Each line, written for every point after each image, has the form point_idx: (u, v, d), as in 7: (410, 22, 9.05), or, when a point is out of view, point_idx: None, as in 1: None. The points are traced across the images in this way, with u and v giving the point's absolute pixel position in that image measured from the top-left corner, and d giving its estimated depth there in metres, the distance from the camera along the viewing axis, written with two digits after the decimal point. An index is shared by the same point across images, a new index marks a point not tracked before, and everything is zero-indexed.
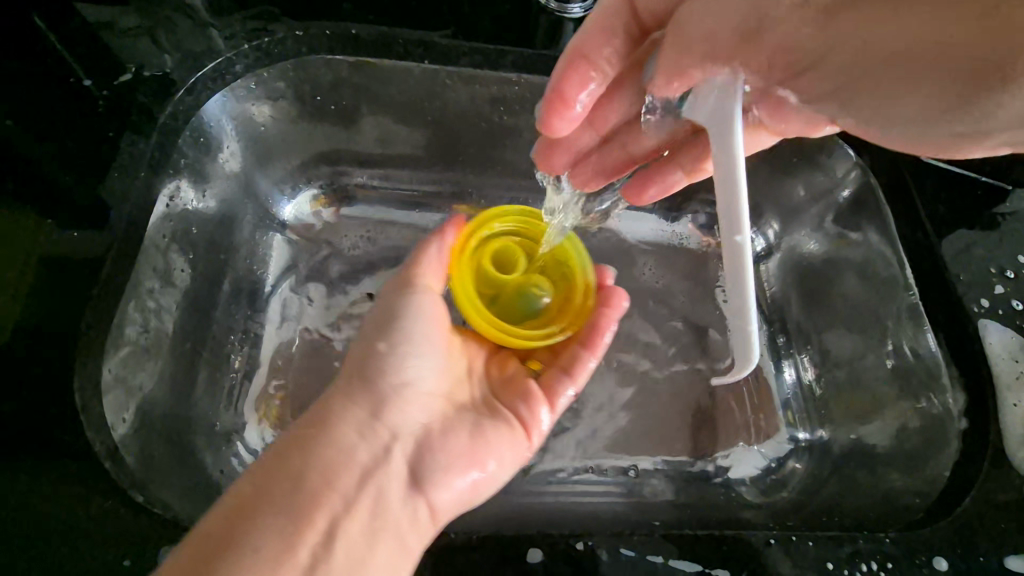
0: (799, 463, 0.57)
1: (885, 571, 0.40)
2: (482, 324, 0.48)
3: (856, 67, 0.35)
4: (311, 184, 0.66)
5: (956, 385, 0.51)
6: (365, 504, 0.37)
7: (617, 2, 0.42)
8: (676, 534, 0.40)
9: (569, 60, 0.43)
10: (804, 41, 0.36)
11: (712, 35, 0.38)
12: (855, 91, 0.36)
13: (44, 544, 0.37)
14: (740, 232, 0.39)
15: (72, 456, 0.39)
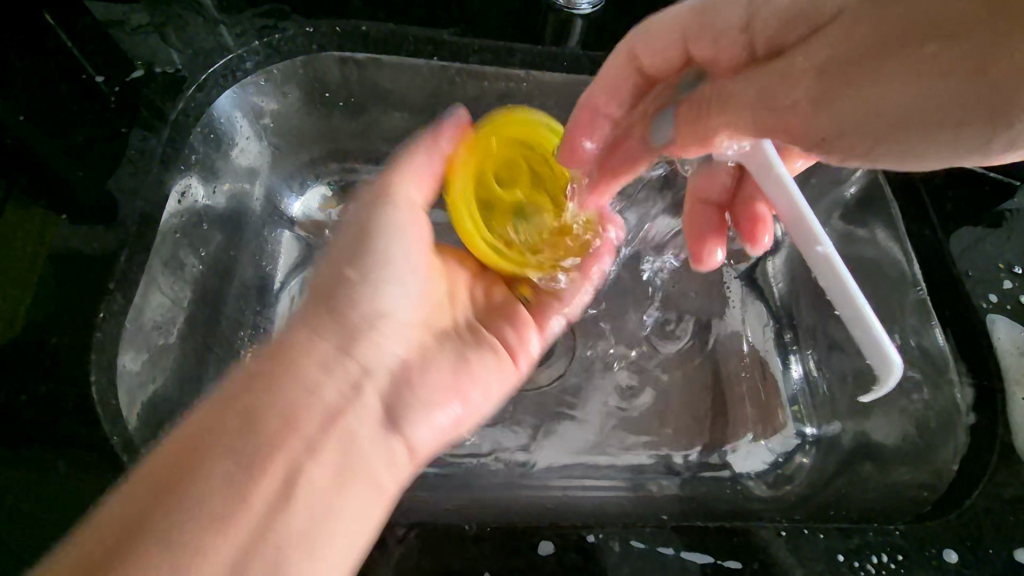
0: (806, 458, 0.57)
1: (894, 563, 0.40)
2: (466, 222, 0.45)
3: (900, 112, 0.34)
4: (320, 180, 0.66)
5: (964, 380, 0.51)
6: (332, 448, 0.35)
7: (624, 61, 0.45)
8: (686, 526, 0.40)
9: (582, 109, 0.47)
10: (842, 116, 0.35)
11: (728, 100, 0.37)
12: (913, 136, 0.35)
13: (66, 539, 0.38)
14: (820, 241, 0.36)
15: (86, 448, 0.39)
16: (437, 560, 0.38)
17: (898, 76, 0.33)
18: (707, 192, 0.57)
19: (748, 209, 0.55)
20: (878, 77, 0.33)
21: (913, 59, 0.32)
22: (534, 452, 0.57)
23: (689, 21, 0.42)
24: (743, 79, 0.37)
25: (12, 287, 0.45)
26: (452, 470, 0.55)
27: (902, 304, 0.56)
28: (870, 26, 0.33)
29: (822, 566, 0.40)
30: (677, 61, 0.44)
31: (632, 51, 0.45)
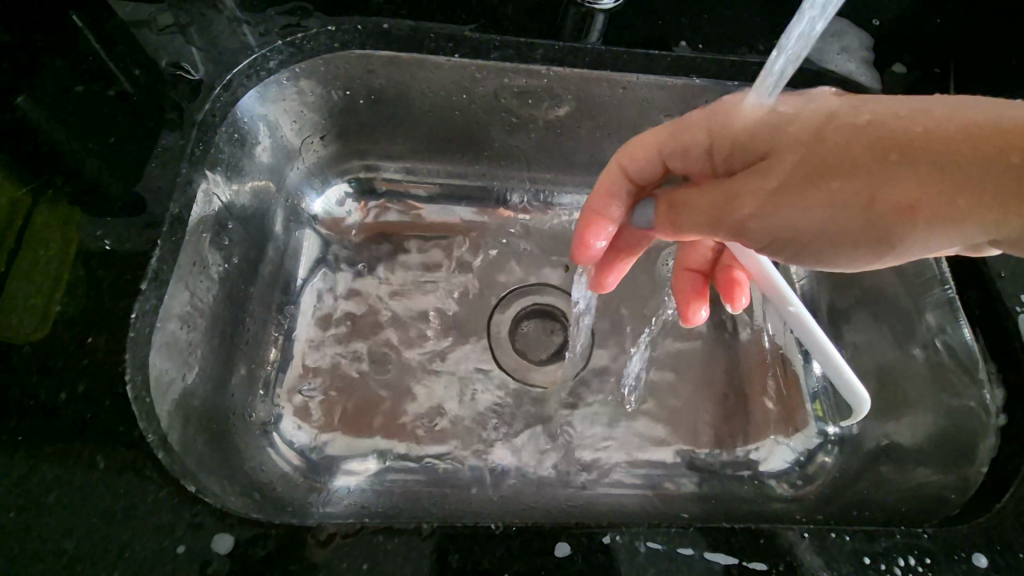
0: (828, 457, 0.58)
1: (923, 567, 0.40)
2: None
3: (807, 231, 0.37)
4: (341, 178, 0.67)
5: (994, 380, 0.50)
6: None
7: (613, 174, 0.45)
8: (711, 527, 0.39)
9: (586, 214, 0.47)
10: (768, 228, 0.38)
11: (696, 211, 0.40)
12: (815, 247, 0.38)
13: (77, 539, 0.36)
14: (794, 303, 0.50)
15: (109, 444, 0.39)
16: (465, 557, 0.37)
17: (816, 203, 0.35)
18: (692, 261, 0.60)
19: (726, 273, 0.57)
20: (801, 204, 0.36)
21: (820, 192, 0.35)
22: (552, 449, 0.57)
23: (664, 138, 0.41)
24: (705, 192, 0.39)
25: (32, 284, 0.44)
26: (474, 466, 0.56)
27: (922, 302, 0.55)
28: (792, 162, 0.35)
29: (849, 568, 0.39)
30: (660, 171, 0.44)
31: (622, 166, 0.44)
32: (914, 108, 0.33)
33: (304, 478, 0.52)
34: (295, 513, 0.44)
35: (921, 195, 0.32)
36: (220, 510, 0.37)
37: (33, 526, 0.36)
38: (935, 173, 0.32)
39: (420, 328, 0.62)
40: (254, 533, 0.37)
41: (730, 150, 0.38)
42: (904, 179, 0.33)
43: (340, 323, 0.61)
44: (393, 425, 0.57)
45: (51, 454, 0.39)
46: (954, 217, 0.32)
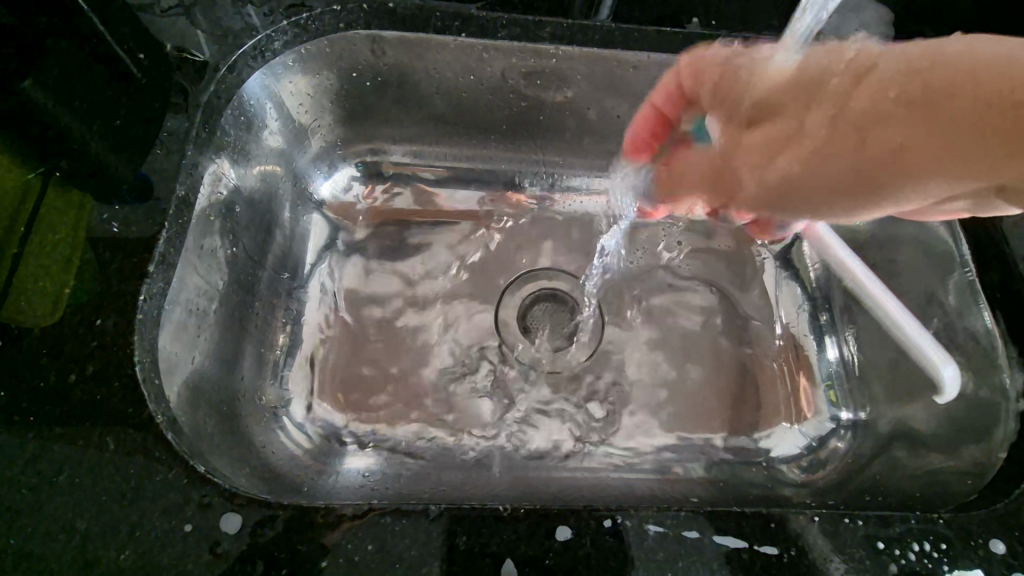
0: (842, 442, 0.57)
1: (939, 553, 0.39)
2: None
3: (798, 179, 0.35)
4: (349, 162, 0.66)
5: (1014, 364, 0.49)
6: None
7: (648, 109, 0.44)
8: (719, 511, 0.39)
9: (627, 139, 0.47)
10: (765, 172, 0.36)
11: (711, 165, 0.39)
12: (806, 200, 0.36)
13: (88, 521, 0.36)
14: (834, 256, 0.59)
15: (117, 426, 0.39)
16: (472, 537, 0.37)
17: (809, 145, 0.34)
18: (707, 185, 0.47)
19: None
20: (793, 146, 0.34)
21: (812, 133, 0.34)
22: (560, 434, 0.57)
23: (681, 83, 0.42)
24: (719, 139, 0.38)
25: (42, 267, 0.45)
26: (481, 450, 0.56)
27: (942, 284, 0.54)
28: (791, 109, 0.35)
29: (862, 553, 0.39)
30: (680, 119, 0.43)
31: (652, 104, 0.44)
32: (916, 54, 0.33)
33: (313, 462, 0.52)
34: (304, 495, 0.44)
35: (912, 141, 0.32)
36: (226, 491, 0.37)
37: (44, 506, 0.37)
38: (930, 117, 0.31)
39: (427, 313, 0.62)
40: (262, 514, 0.37)
41: (732, 81, 0.38)
42: (897, 124, 0.32)
43: (347, 308, 0.61)
44: (401, 409, 0.57)
45: (61, 435, 0.39)
46: (948, 165, 0.31)
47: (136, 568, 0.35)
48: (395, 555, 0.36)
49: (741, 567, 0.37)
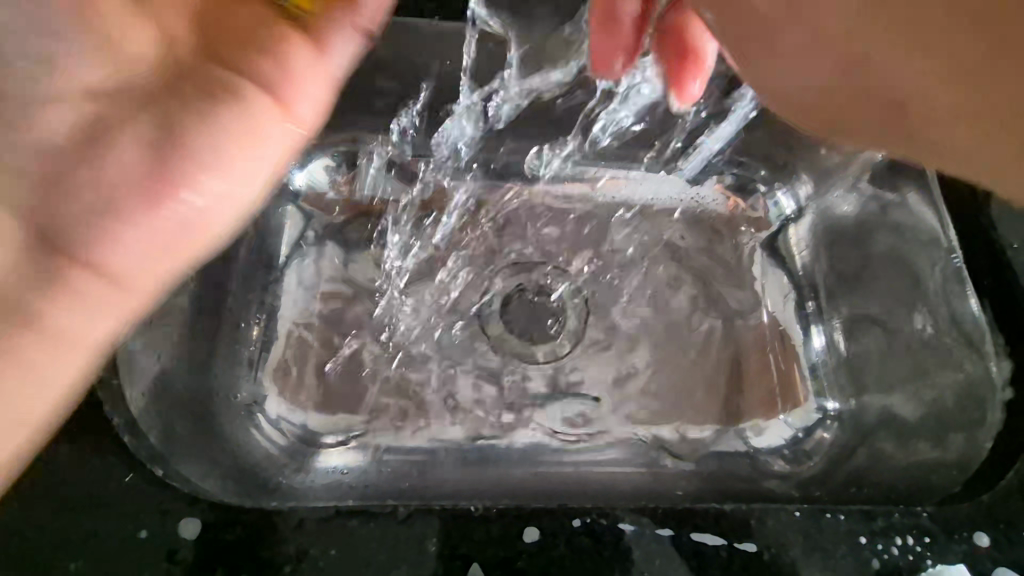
0: (827, 433, 0.55)
1: (921, 545, 0.41)
2: None
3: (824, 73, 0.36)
4: (326, 151, 0.62)
5: (1001, 353, 0.50)
6: None
7: None
8: (701, 509, 0.41)
9: None
10: (798, 66, 0.36)
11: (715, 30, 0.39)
12: (815, 101, 0.37)
13: (81, 520, 0.39)
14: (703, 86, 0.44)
15: (102, 429, 0.41)
16: (444, 542, 0.39)
17: (842, 49, 0.34)
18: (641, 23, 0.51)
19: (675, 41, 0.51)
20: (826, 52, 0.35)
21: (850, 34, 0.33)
22: (542, 427, 0.56)
23: None
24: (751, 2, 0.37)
25: None
26: (465, 446, 0.54)
27: (929, 271, 0.54)
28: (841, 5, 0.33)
29: (844, 548, 0.41)
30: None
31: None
32: None
33: (288, 460, 0.50)
34: (278, 496, 0.43)
35: (919, 92, 0.32)
36: (221, 501, 0.40)
37: (58, 503, 0.39)
38: (953, 74, 0.30)
39: (407, 307, 0.60)
40: (273, 512, 0.40)
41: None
42: (919, 66, 0.31)
43: (326, 302, 0.59)
44: (379, 405, 0.56)
45: (68, 435, 0.41)
46: (932, 130, 0.32)
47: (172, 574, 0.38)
48: (381, 560, 0.39)
49: (719, 564, 0.40)
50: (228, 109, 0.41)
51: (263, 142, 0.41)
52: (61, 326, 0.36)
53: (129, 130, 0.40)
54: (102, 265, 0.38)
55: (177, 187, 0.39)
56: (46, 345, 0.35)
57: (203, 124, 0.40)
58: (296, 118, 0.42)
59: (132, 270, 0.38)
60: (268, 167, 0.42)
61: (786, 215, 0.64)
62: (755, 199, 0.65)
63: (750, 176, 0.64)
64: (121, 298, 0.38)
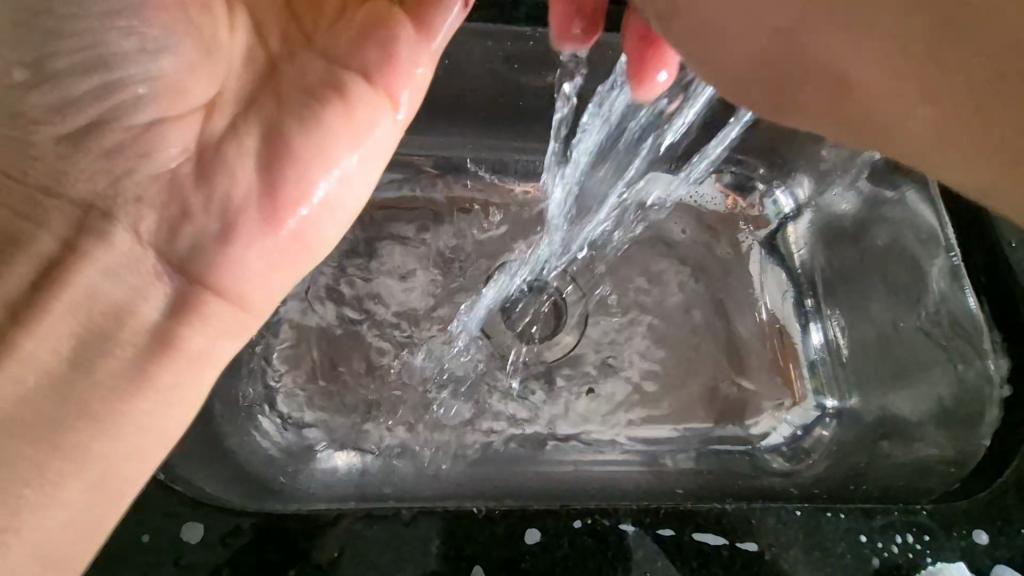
0: (826, 430, 0.56)
1: (920, 543, 0.42)
2: None
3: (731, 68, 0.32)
4: None
5: (999, 350, 0.48)
6: None
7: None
8: (701, 510, 0.41)
9: None
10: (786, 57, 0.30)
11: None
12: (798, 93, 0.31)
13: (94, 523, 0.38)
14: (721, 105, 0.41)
15: None
16: (448, 543, 0.40)
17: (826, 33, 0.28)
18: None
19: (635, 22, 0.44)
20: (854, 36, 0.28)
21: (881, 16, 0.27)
22: (541, 426, 0.56)
23: None
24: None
25: None
26: (466, 446, 0.54)
27: (926, 267, 0.53)
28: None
29: (845, 547, 0.42)
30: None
31: None
32: None
33: (292, 461, 0.50)
34: (282, 497, 0.43)
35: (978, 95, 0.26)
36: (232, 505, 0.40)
37: None
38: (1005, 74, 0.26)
39: (405, 305, 0.60)
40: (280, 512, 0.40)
41: None
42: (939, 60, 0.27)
43: (325, 303, 0.59)
44: (380, 406, 0.56)
45: None
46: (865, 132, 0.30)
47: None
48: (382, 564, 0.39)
49: (721, 564, 0.40)
50: (334, 112, 0.41)
51: (370, 147, 0.42)
52: (196, 351, 0.37)
53: (239, 146, 0.40)
54: (234, 288, 0.39)
55: (295, 202, 0.40)
56: (187, 370, 0.37)
57: (310, 134, 0.40)
58: (400, 119, 0.43)
59: (258, 288, 0.40)
60: (376, 172, 0.43)
61: (785, 214, 0.64)
62: (752, 198, 0.65)
63: (748, 174, 0.65)
64: (247, 318, 0.40)
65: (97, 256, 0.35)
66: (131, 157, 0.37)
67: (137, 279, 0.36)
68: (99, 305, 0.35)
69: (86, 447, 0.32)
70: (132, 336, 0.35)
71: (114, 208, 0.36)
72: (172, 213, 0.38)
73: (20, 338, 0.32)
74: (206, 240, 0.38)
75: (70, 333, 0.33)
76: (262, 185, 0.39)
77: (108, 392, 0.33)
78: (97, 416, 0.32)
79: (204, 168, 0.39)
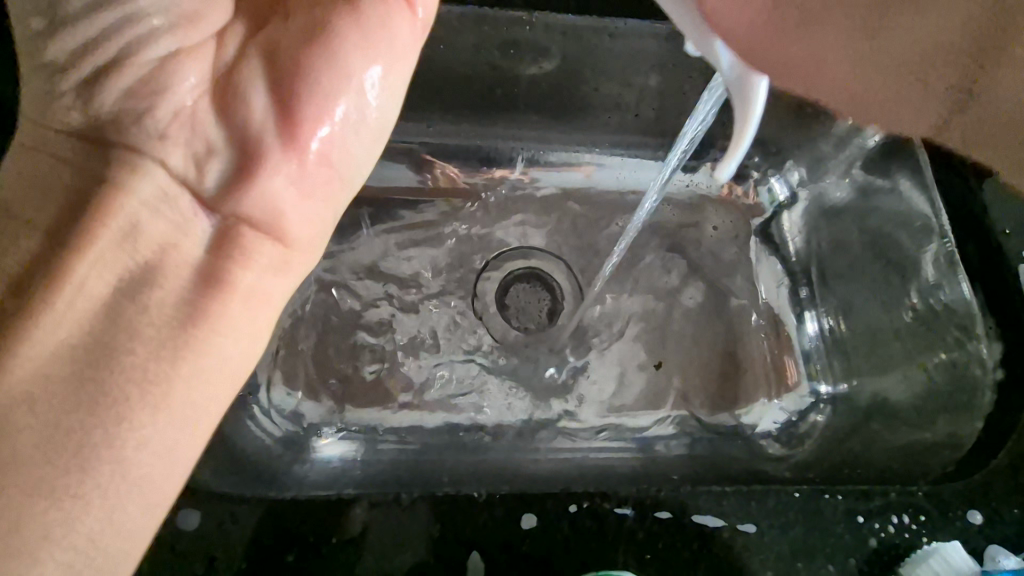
0: (820, 416, 0.56)
1: (917, 523, 0.43)
2: None
3: None
4: None
5: (991, 335, 0.49)
6: None
7: None
8: (702, 494, 0.42)
9: None
10: None
11: None
12: None
13: None
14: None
15: None
16: (443, 527, 0.40)
17: None
18: None
19: None
20: None
21: None
22: (538, 412, 0.56)
23: None
24: None
25: None
26: (460, 432, 0.54)
27: (918, 254, 0.54)
28: None
29: (842, 527, 0.42)
30: None
31: None
32: None
33: (286, 450, 0.49)
34: (275, 486, 0.42)
35: None
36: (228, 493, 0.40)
37: None
38: None
39: (396, 289, 0.60)
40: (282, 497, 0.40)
41: None
42: None
43: (320, 292, 0.58)
44: (376, 392, 0.55)
45: None
46: None
47: (170, 564, 0.38)
48: (379, 549, 0.39)
49: (721, 545, 0.41)
50: (344, 18, 0.36)
51: (392, 59, 0.38)
52: (246, 285, 0.36)
53: (250, 67, 0.36)
54: (274, 220, 0.37)
55: (316, 122, 0.36)
56: (240, 303, 0.35)
57: (326, 43, 0.36)
58: (418, 21, 0.39)
59: (295, 219, 0.37)
60: (402, 83, 0.40)
61: (779, 202, 0.64)
62: (748, 186, 0.66)
63: (743, 163, 0.65)
64: (296, 253, 0.38)
65: (131, 190, 0.32)
66: (148, 95, 0.33)
67: (176, 215, 0.34)
68: (143, 240, 0.32)
69: (153, 383, 0.30)
70: (180, 270, 0.33)
71: (139, 144, 0.33)
72: (201, 148, 0.34)
73: (72, 262, 0.29)
74: (235, 176, 0.35)
75: (114, 264, 0.31)
76: (281, 107, 0.36)
77: (163, 331, 0.32)
78: (164, 355, 0.31)
79: (223, 96, 0.35)
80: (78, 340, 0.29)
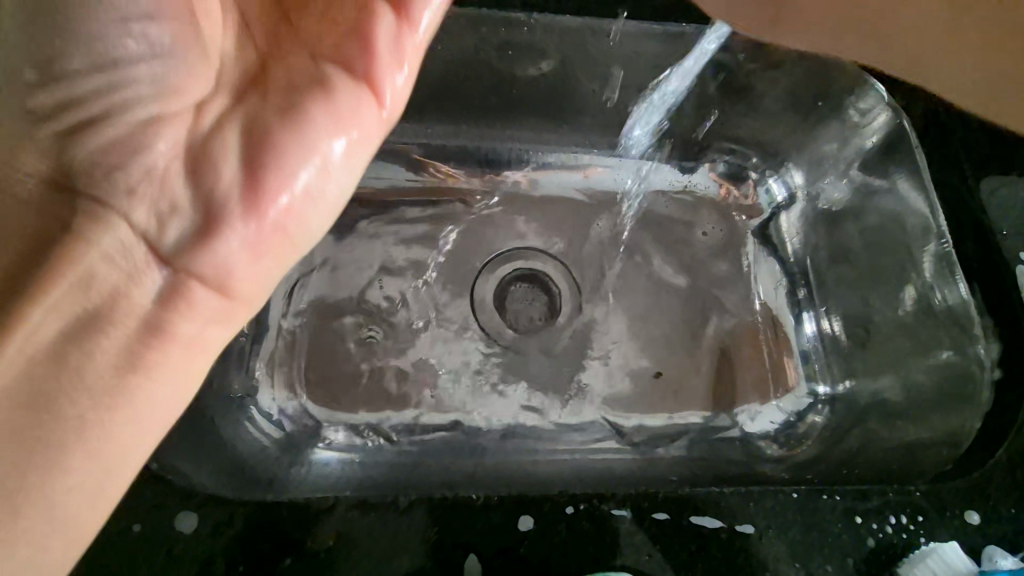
0: (819, 416, 0.56)
1: (915, 524, 0.42)
2: None
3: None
4: None
5: (989, 334, 0.49)
6: None
7: None
8: (700, 496, 0.42)
9: None
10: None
11: None
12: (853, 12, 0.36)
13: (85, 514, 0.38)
14: None
15: None
16: (440, 531, 0.40)
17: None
18: None
19: None
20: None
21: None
22: (537, 414, 0.56)
23: None
24: None
25: None
26: (459, 434, 0.54)
27: (916, 253, 0.53)
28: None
29: (840, 527, 0.42)
30: None
31: None
32: None
33: (283, 454, 0.49)
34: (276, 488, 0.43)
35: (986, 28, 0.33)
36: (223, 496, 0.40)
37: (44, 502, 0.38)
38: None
39: (395, 292, 0.59)
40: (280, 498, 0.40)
41: None
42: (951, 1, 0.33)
43: (317, 295, 0.58)
44: (374, 395, 0.55)
45: None
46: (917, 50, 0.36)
47: (167, 567, 0.38)
48: (376, 552, 0.39)
49: (719, 545, 0.41)
50: (319, 104, 0.40)
51: (360, 140, 0.41)
52: (186, 335, 0.36)
53: (223, 142, 0.38)
54: (219, 278, 0.37)
55: (278, 193, 0.39)
56: (178, 354, 0.35)
57: (298, 125, 0.39)
58: (385, 119, 0.42)
59: (242, 278, 0.38)
60: (360, 167, 0.42)
61: (777, 203, 0.64)
62: (747, 186, 0.65)
63: (741, 163, 0.65)
64: (236, 305, 0.39)
65: (90, 239, 0.33)
66: (124, 154, 0.35)
67: (131, 266, 0.34)
68: (94, 288, 0.33)
69: (89, 428, 0.31)
70: (128, 319, 0.34)
71: (107, 198, 0.34)
72: (165, 206, 0.36)
73: (28, 309, 0.30)
74: (194, 235, 0.37)
75: (71, 312, 0.32)
76: (247, 176, 0.38)
77: (103, 380, 0.32)
78: (105, 398, 0.32)
79: (195, 163, 0.38)
80: (21, 382, 0.29)
